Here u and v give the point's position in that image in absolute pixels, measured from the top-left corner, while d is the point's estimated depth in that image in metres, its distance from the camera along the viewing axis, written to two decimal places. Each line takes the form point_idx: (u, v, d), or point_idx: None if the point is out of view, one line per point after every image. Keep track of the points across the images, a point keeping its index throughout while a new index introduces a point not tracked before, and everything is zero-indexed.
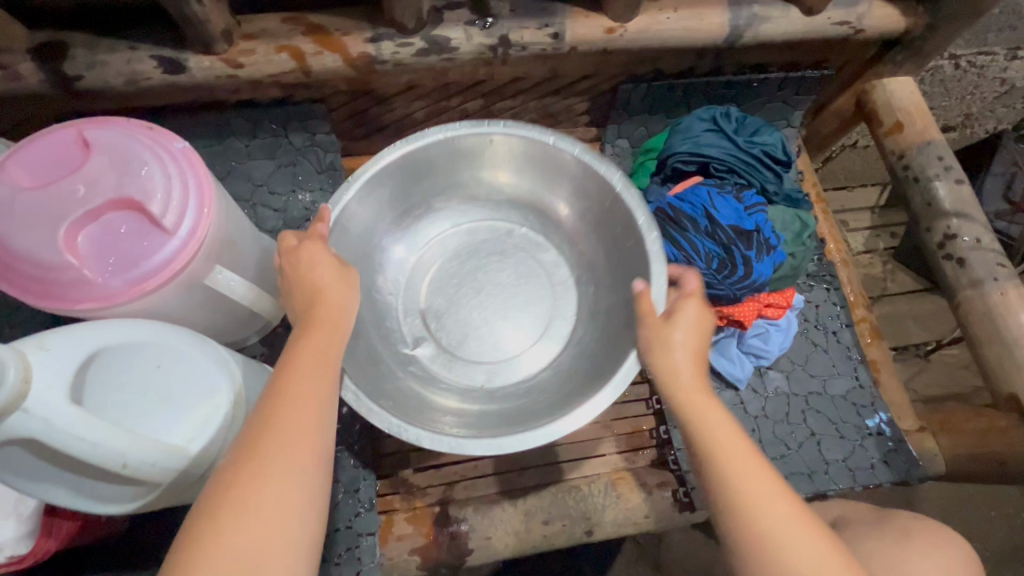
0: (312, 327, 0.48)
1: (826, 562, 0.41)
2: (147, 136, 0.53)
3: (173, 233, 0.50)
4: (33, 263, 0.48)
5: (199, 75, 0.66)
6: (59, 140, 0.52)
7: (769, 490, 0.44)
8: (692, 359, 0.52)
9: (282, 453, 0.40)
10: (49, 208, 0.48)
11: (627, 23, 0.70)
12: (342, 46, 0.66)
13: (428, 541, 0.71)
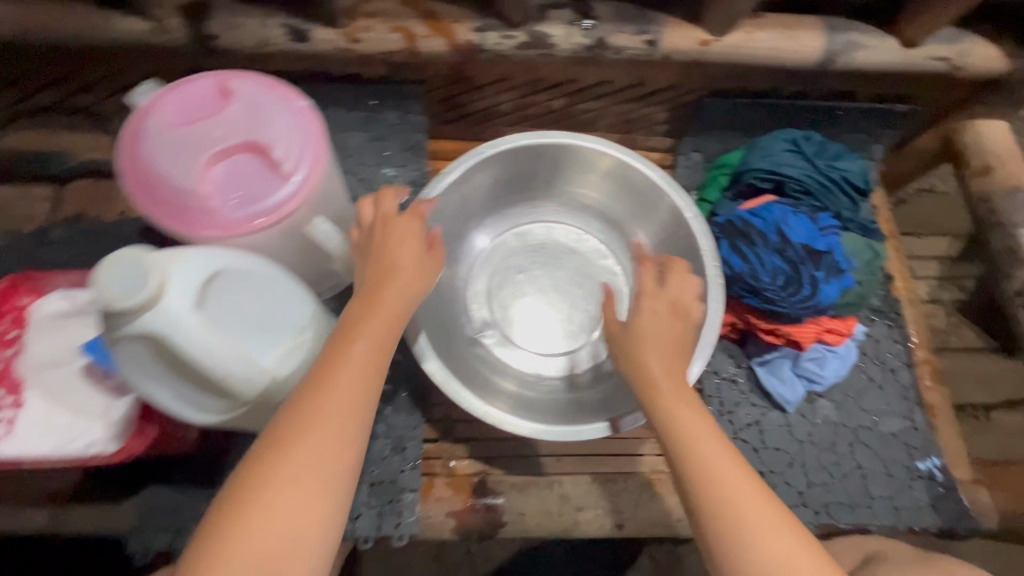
0: (361, 312, 0.51)
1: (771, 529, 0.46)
2: (277, 92, 0.58)
3: (289, 178, 0.55)
4: (168, 189, 0.54)
5: (318, 46, 0.72)
6: (203, 85, 0.57)
7: (746, 509, 0.47)
8: (667, 371, 0.55)
9: (314, 437, 0.46)
10: (193, 144, 0.54)
11: (722, 37, 0.72)
12: (451, 32, 0.71)
13: (465, 507, 0.73)
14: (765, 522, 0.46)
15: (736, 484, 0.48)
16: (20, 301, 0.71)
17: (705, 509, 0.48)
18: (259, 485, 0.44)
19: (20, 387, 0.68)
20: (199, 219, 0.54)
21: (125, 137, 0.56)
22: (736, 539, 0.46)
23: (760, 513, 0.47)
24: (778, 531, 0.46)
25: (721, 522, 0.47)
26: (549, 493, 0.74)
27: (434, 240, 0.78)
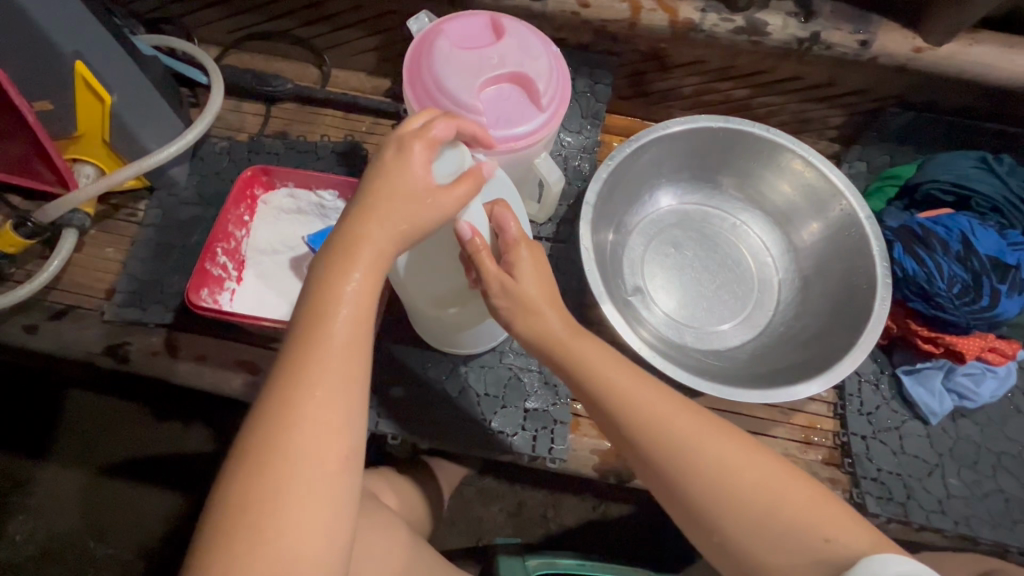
0: (331, 280, 0.47)
1: (755, 468, 0.53)
2: (539, 35, 0.64)
3: (545, 110, 0.60)
4: (445, 101, 0.59)
5: (549, 7, 0.79)
6: (476, 21, 0.64)
7: (706, 449, 0.53)
8: (623, 373, 0.57)
9: (314, 387, 0.45)
10: (471, 65, 0.60)
11: (937, 47, 0.75)
12: (674, 8, 0.77)
13: (608, 449, 0.78)
14: (731, 457, 0.53)
15: (675, 422, 0.54)
16: (254, 192, 0.81)
17: (666, 457, 0.54)
18: (269, 442, 0.44)
19: (244, 266, 0.79)
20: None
21: (407, 55, 0.62)
22: (697, 478, 0.53)
23: (717, 450, 0.53)
24: (737, 464, 0.53)
25: (679, 465, 0.53)
26: None
27: (609, 197, 0.83)
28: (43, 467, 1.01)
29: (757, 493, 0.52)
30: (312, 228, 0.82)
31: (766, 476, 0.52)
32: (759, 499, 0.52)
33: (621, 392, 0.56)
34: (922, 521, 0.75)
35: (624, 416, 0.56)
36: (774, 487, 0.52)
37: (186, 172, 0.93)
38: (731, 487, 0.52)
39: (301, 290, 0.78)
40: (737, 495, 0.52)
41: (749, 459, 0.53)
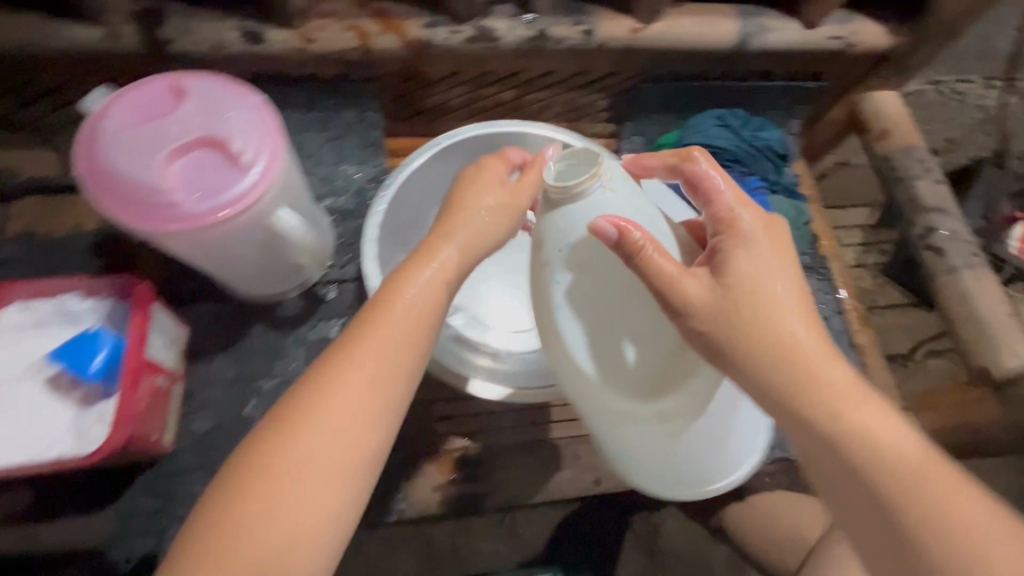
0: (396, 290, 0.53)
1: (942, 485, 0.44)
2: (230, 88, 0.60)
3: (249, 169, 0.57)
4: (128, 186, 0.54)
5: (273, 48, 0.75)
6: (153, 88, 0.58)
7: (863, 424, 0.47)
8: (849, 389, 0.48)
9: (317, 435, 0.46)
10: (149, 140, 0.55)
11: (650, 25, 0.80)
12: (402, 28, 0.76)
13: (449, 481, 0.76)
14: (912, 459, 0.45)
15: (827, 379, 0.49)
16: None
17: (818, 421, 0.48)
18: (251, 492, 0.44)
19: None
20: (162, 215, 0.55)
21: (78, 142, 0.57)
22: (869, 456, 0.46)
23: (921, 469, 0.45)
24: (924, 469, 0.45)
25: (845, 445, 0.47)
26: (530, 458, 0.79)
27: (395, 226, 0.81)
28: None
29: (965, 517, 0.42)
30: (62, 339, 0.71)
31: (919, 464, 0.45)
32: (959, 526, 0.42)
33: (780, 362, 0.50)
34: None
35: (750, 358, 0.50)
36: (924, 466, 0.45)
37: None
38: (884, 470, 0.45)
39: (54, 417, 0.68)
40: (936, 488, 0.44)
41: (897, 436, 0.47)
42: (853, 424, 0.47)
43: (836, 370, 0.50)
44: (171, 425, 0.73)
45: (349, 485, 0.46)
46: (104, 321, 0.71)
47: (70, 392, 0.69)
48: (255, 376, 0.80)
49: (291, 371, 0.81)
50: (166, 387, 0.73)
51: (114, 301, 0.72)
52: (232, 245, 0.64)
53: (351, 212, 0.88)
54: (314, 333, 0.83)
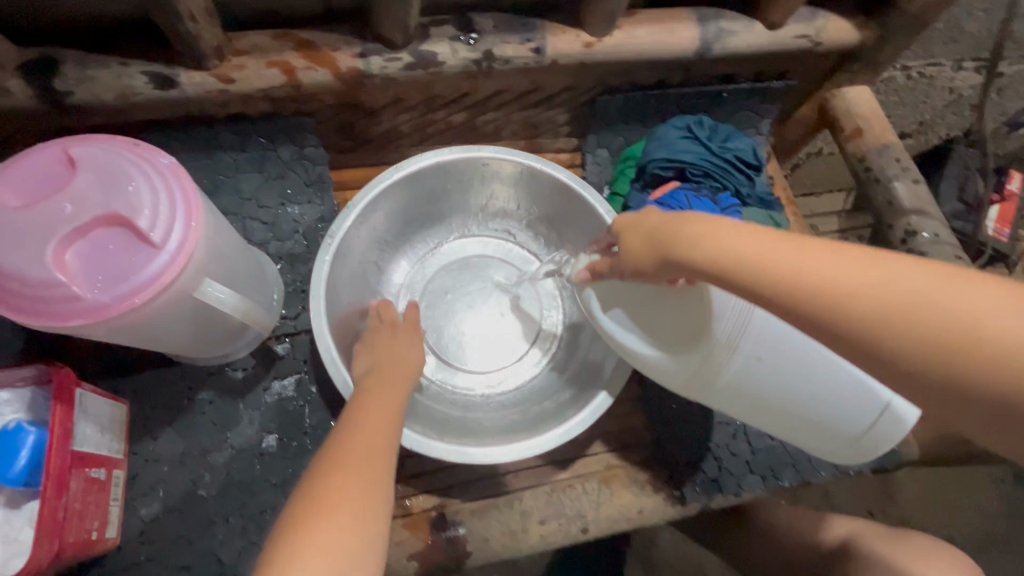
0: (373, 380, 0.60)
1: (922, 277, 0.36)
2: (133, 153, 0.53)
3: (162, 247, 0.50)
4: (17, 283, 0.47)
5: (190, 91, 0.67)
6: (44, 160, 0.51)
7: (850, 279, 0.37)
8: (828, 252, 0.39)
9: (345, 468, 0.45)
10: (37, 226, 0.47)
11: (604, 38, 0.74)
12: (332, 60, 0.69)
13: (426, 545, 0.71)
14: (925, 290, 0.35)
15: (778, 257, 0.40)
16: None
17: (798, 298, 0.38)
18: (296, 527, 0.41)
19: None
20: (57, 309, 0.48)
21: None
22: (870, 306, 0.36)
23: (901, 278, 0.36)
24: (934, 291, 0.35)
25: (840, 297, 0.37)
26: (511, 511, 0.73)
27: (342, 279, 0.75)
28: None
29: (1006, 339, 0.32)
30: None
31: (932, 289, 0.35)
32: (1005, 327, 0.32)
33: (724, 248, 0.43)
34: (735, 489, 0.77)
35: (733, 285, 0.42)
36: (950, 296, 0.34)
37: None
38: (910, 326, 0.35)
39: None
40: (960, 330, 0.33)
41: (897, 270, 0.36)
42: (837, 285, 0.37)
43: (770, 238, 0.42)
44: (115, 517, 0.67)
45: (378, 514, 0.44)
46: (23, 412, 0.63)
47: None
48: (206, 449, 0.73)
49: (245, 439, 0.74)
50: (103, 477, 0.65)
51: (34, 388, 0.64)
52: (155, 327, 0.57)
53: (301, 256, 0.81)
54: (268, 395, 0.76)
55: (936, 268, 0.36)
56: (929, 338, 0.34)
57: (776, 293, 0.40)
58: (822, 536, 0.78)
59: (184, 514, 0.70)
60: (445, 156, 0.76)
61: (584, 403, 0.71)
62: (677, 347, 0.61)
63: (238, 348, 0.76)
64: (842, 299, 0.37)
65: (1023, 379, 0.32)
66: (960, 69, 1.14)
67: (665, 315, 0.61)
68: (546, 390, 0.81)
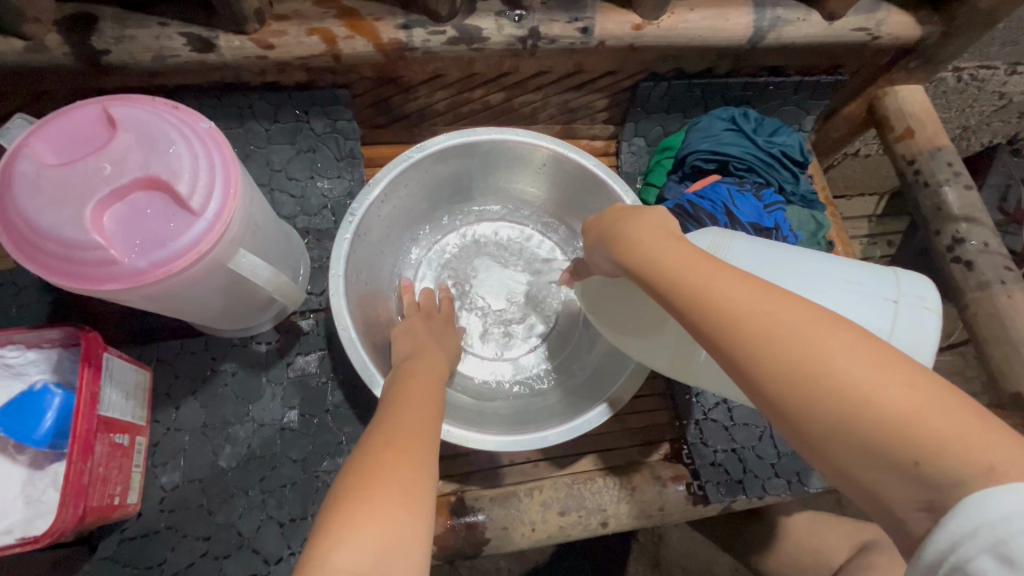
0: (415, 359, 0.61)
1: (804, 318, 0.37)
2: (173, 116, 0.51)
3: (200, 214, 0.49)
4: (51, 243, 0.46)
5: (228, 55, 0.65)
6: (82, 117, 0.50)
7: (727, 294, 0.40)
8: (735, 278, 0.41)
9: (401, 437, 0.45)
10: (74, 185, 0.46)
11: (655, 21, 0.71)
12: (374, 31, 0.66)
13: (444, 530, 0.70)
14: (803, 329, 0.36)
15: (682, 264, 0.43)
16: None
17: (685, 303, 0.42)
18: (361, 484, 0.40)
19: None
20: (92, 271, 0.46)
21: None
22: (732, 322, 0.38)
23: (785, 315, 0.37)
24: (811, 332, 0.36)
25: (712, 307, 0.40)
26: (530, 502, 0.72)
27: (364, 257, 0.73)
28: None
29: (852, 380, 0.34)
30: None
31: (797, 321, 0.37)
32: (868, 374, 0.34)
33: (648, 255, 0.46)
34: (760, 493, 0.75)
35: (653, 291, 0.45)
36: (804, 326, 0.36)
37: None
38: (783, 358, 0.36)
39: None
40: (797, 349, 0.35)
41: (773, 298, 0.38)
42: (712, 294, 0.40)
43: (685, 251, 0.45)
44: (136, 483, 0.66)
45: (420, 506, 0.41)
46: (50, 373, 0.63)
47: (21, 453, 0.62)
48: (227, 421, 0.73)
49: (267, 413, 0.73)
50: (127, 443, 0.65)
51: (61, 350, 0.64)
52: (186, 295, 0.56)
53: (328, 232, 0.80)
54: (292, 370, 0.75)
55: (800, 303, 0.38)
56: (775, 360, 0.36)
57: (674, 294, 0.42)
58: (845, 545, 0.76)
59: (205, 485, 0.70)
60: (470, 139, 0.73)
61: (598, 400, 0.69)
62: (658, 341, 0.58)
63: (262, 321, 0.75)
64: (717, 306, 0.39)
65: (883, 423, 0.32)
66: (1014, 73, 1.09)
67: (639, 316, 0.59)
68: (565, 380, 0.80)
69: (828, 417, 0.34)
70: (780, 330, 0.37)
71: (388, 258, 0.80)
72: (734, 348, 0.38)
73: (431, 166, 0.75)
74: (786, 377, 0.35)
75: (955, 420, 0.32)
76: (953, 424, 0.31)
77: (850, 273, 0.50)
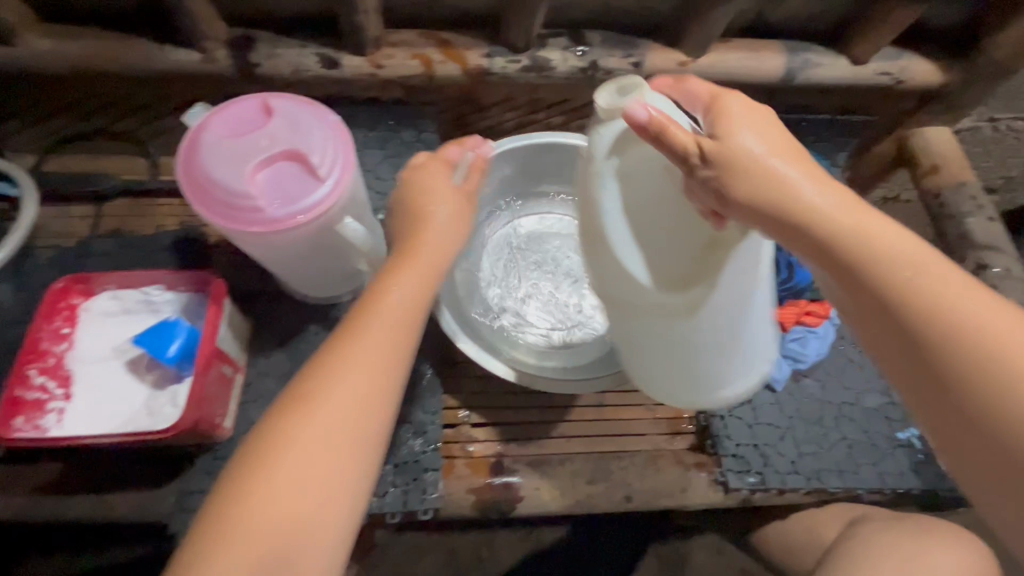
0: (370, 308, 0.59)
1: (975, 309, 0.49)
2: (312, 108, 0.67)
3: (324, 181, 0.63)
4: (218, 193, 0.61)
5: (348, 71, 0.82)
6: (247, 105, 0.66)
7: (918, 279, 0.50)
8: (922, 260, 0.51)
9: (305, 440, 0.52)
10: (240, 151, 0.62)
11: (698, 59, 0.84)
12: (464, 57, 0.82)
13: (484, 484, 0.78)
14: (978, 316, 0.49)
15: (878, 234, 0.52)
16: (71, 301, 0.77)
17: (872, 275, 0.51)
18: (255, 486, 0.50)
19: (70, 381, 0.75)
20: (248, 216, 0.61)
21: (181, 148, 0.64)
22: (953, 344, 0.49)
23: (964, 304, 0.49)
24: (980, 320, 0.49)
25: (931, 316, 0.49)
26: (562, 469, 0.80)
27: None
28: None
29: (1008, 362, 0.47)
30: (142, 325, 0.78)
31: (974, 312, 0.49)
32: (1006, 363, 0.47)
33: (839, 216, 0.52)
34: (779, 486, 0.80)
35: (839, 248, 0.52)
36: (977, 317, 0.49)
37: (9, 293, 0.90)
38: (955, 337, 0.49)
39: (131, 395, 0.75)
40: (963, 335, 0.49)
41: (954, 289, 0.50)
42: (899, 271, 0.51)
43: (868, 214, 0.52)
44: (231, 412, 0.79)
45: (337, 526, 0.51)
46: (180, 311, 0.78)
47: (148, 372, 0.76)
48: None
49: None
50: (229, 375, 0.79)
51: (190, 294, 0.79)
52: (300, 248, 0.70)
53: None
54: None
55: (978, 299, 0.50)
56: (946, 339, 0.49)
57: (861, 266, 0.51)
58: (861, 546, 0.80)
59: None
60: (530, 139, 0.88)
61: None
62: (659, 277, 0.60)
63: (345, 293, 0.88)
64: (905, 288, 0.50)
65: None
66: None
67: (658, 226, 0.59)
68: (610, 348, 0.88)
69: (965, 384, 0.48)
70: (956, 315, 0.49)
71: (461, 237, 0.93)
72: (897, 305, 0.50)
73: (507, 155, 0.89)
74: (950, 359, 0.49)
75: None
76: None
77: (764, 310, 0.66)
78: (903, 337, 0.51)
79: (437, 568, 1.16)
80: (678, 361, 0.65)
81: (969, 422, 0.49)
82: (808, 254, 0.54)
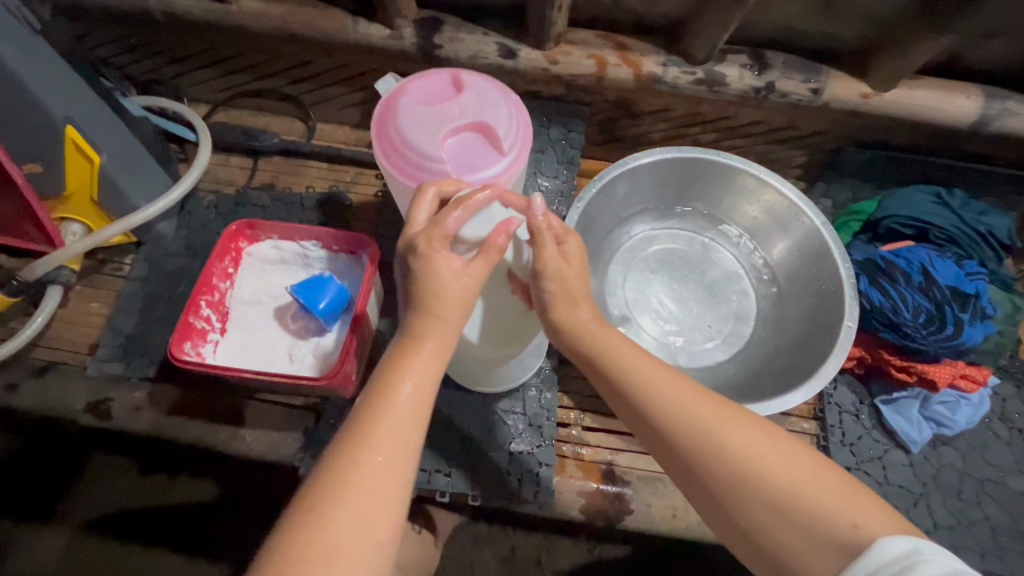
0: (392, 376, 0.52)
1: (795, 459, 0.47)
2: (498, 86, 0.68)
3: (506, 155, 0.64)
4: (411, 156, 0.63)
5: (522, 63, 0.84)
6: (439, 78, 0.68)
7: (739, 440, 0.48)
8: (744, 424, 0.49)
9: (337, 533, 0.45)
10: (433, 119, 0.64)
11: (883, 93, 0.80)
12: (639, 63, 0.82)
13: (595, 490, 0.78)
14: (763, 453, 0.47)
15: (670, 394, 0.52)
16: (239, 245, 0.83)
17: (709, 458, 0.48)
18: None
19: (228, 318, 0.80)
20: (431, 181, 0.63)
21: (377, 111, 0.67)
22: (770, 504, 0.45)
23: (758, 448, 0.47)
24: (784, 466, 0.46)
25: (747, 478, 0.46)
26: (675, 490, 0.78)
27: (588, 228, 0.86)
28: (36, 530, 1.07)
29: (816, 508, 0.44)
30: (297, 277, 0.83)
31: (778, 460, 0.46)
32: (807, 497, 0.44)
33: (636, 383, 0.53)
34: None
35: (661, 423, 0.51)
36: (767, 458, 0.46)
37: (174, 226, 0.95)
38: (749, 478, 0.46)
39: (278, 339, 0.79)
40: (749, 477, 0.46)
41: (767, 442, 0.47)
42: (688, 418, 0.50)
43: (675, 381, 0.53)
44: (360, 373, 0.81)
45: None
46: (331, 269, 0.83)
47: (294, 322, 0.80)
48: None
49: None
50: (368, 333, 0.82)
51: (340, 254, 0.83)
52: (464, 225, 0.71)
53: None
54: None
55: (760, 434, 0.48)
56: (754, 486, 0.46)
57: (686, 440, 0.49)
58: None
59: None
60: (688, 154, 0.87)
61: (782, 394, 0.75)
62: (507, 353, 0.67)
63: None
64: (712, 449, 0.48)
65: (812, 522, 0.43)
66: None
67: (509, 320, 0.64)
68: (740, 376, 0.86)
69: (806, 543, 0.43)
70: (775, 468, 0.46)
71: (602, 241, 0.92)
72: (729, 487, 0.47)
73: (666, 166, 0.88)
74: (753, 511, 0.46)
75: (848, 506, 0.43)
76: (847, 504, 0.43)
77: (540, 353, 0.77)
78: (720, 500, 0.48)
79: (497, 563, 1.11)
80: (481, 385, 0.76)
81: (752, 548, 0.47)
82: (649, 440, 0.53)
